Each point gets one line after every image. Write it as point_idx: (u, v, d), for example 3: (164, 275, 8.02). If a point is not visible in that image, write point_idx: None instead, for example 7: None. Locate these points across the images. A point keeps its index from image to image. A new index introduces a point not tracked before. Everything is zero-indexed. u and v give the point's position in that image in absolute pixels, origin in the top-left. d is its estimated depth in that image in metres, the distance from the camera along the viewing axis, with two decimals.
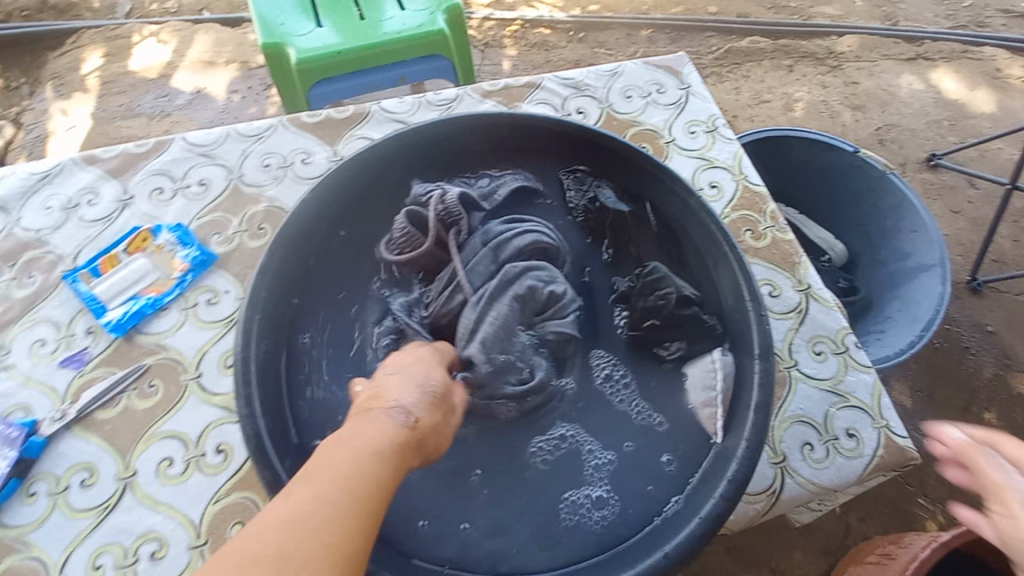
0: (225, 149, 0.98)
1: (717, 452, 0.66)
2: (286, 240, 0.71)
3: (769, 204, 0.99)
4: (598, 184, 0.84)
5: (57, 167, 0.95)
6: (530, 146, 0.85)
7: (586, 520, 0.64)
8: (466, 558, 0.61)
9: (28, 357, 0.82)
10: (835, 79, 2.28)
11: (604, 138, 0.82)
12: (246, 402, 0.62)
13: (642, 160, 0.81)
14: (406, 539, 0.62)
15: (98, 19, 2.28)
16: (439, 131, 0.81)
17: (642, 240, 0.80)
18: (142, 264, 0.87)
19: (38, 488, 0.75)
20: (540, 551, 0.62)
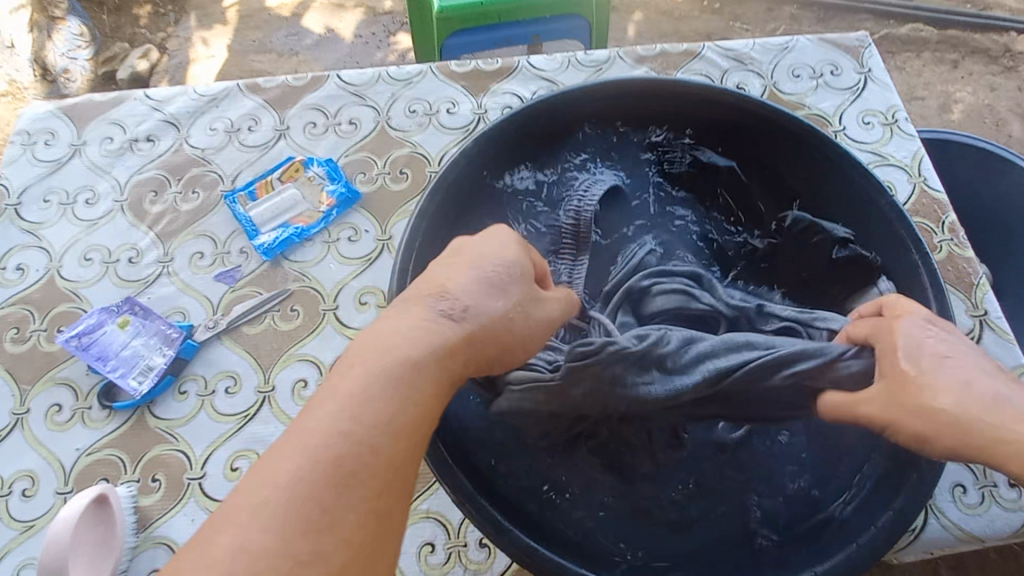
0: (375, 90, 1.00)
1: (877, 478, 0.61)
2: (443, 187, 0.71)
3: (949, 215, 0.87)
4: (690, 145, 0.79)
5: (225, 92, 1.00)
6: (696, 118, 0.79)
7: (724, 521, 0.61)
8: (594, 535, 0.60)
9: (188, 266, 0.88)
10: (1008, 81, 1.99)
11: (775, 114, 0.74)
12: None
13: (817, 141, 0.73)
14: (533, 503, 0.61)
15: None
16: (596, 96, 0.78)
17: (760, 197, 0.76)
18: (294, 193, 0.91)
19: (189, 388, 0.81)
20: (670, 542, 0.60)
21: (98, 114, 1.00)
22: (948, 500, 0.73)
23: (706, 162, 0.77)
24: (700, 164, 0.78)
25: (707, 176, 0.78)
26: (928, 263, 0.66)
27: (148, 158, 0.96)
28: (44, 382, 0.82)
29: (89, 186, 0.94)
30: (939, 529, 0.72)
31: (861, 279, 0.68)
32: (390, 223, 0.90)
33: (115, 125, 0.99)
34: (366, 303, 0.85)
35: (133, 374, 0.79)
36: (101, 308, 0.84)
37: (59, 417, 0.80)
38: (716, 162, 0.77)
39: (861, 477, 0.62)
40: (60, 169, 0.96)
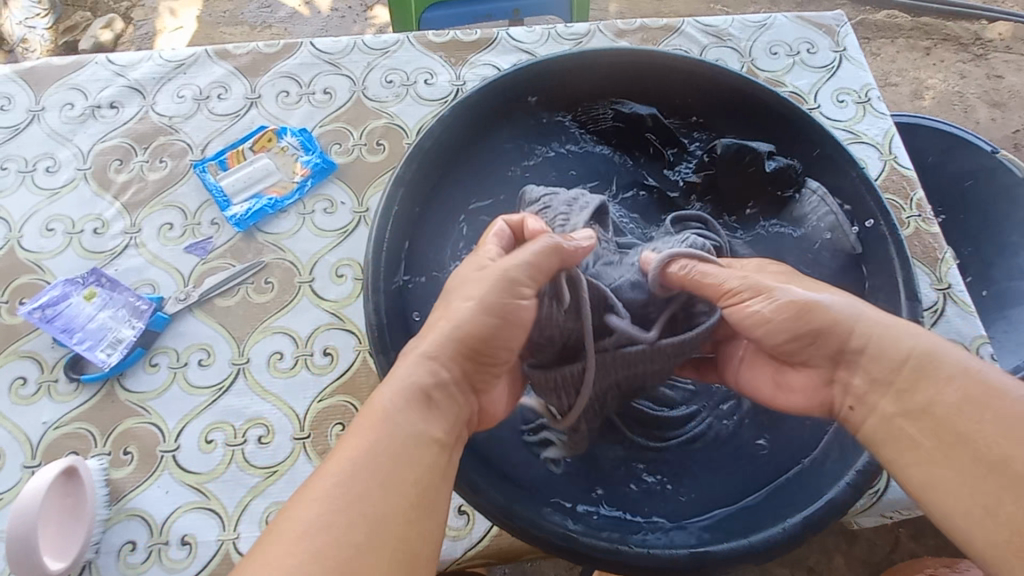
0: (351, 60, 0.97)
1: (839, 441, 0.63)
2: (421, 154, 0.70)
3: (916, 192, 0.90)
4: (597, 106, 0.79)
5: (193, 58, 0.97)
6: (672, 86, 0.79)
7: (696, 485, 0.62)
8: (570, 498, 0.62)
9: (157, 238, 0.85)
10: (979, 69, 2.04)
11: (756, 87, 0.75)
12: (375, 309, 0.62)
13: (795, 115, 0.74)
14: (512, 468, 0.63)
15: None
16: (581, 62, 0.77)
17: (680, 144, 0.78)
18: (267, 163, 0.89)
19: (160, 360, 0.79)
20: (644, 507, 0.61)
21: (59, 79, 0.95)
22: None
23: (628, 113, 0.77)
24: (624, 118, 0.78)
25: (634, 128, 0.78)
26: (894, 230, 0.68)
27: (112, 125, 0.92)
28: (7, 355, 0.79)
29: (50, 153, 0.90)
30: (898, 489, 0.73)
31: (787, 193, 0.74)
32: (366, 195, 0.88)
33: (76, 91, 0.94)
34: (343, 276, 0.84)
35: (102, 347, 0.77)
36: (66, 280, 0.81)
37: (23, 390, 0.77)
38: (641, 112, 0.77)
39: (829, 440, 0.64)
40: (19, 135, 0.92)
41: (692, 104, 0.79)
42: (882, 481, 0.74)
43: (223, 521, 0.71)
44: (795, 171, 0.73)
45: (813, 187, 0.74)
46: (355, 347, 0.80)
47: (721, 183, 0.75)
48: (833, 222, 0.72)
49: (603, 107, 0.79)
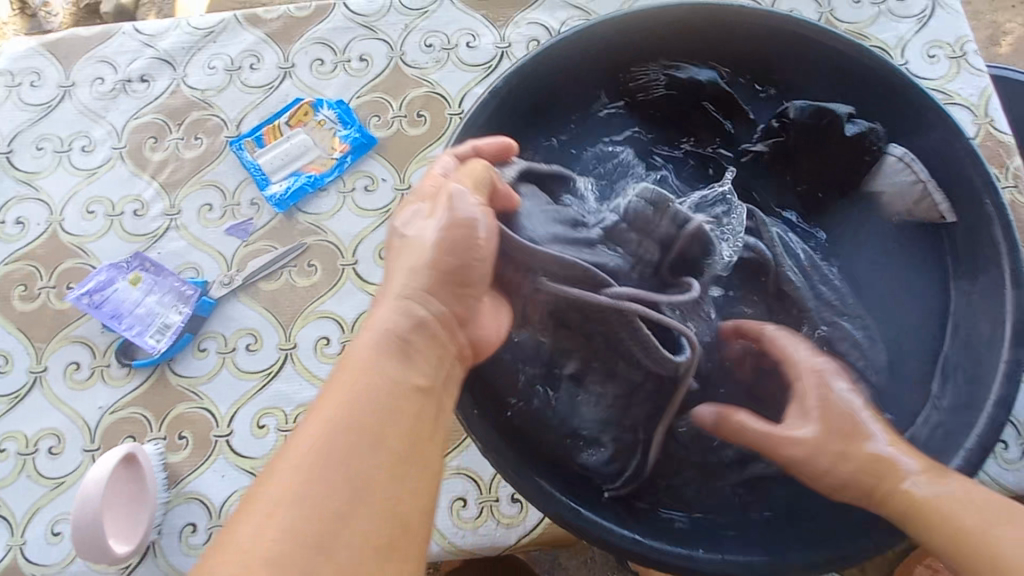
0: (387, 22, 0.90)
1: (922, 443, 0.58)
2: (470, 131, 0.63)
3: (1015, 159, 0.81)
4: (649, 69, 0.73)
5: (221, 25, 0.91)
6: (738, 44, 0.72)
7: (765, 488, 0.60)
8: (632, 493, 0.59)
9: (197, 219, 0.83)
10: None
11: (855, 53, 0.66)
12: None
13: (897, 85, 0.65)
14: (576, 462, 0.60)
15: None
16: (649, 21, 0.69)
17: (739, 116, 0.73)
18: (304, 139, 0.84)
19: (208, 345, 0.78)
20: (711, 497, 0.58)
21: (86, 52, 0.92)
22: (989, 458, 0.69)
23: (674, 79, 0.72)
24: (681, 86, 0.72)
25: (690, 93, 0.72)
26: (1006, 213, 0.59)
27: (144, 101, 0.89)
28: (59, 340, 0.79)
29: (84, 131, 0.88)
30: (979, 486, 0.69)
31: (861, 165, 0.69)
32: (408, 170, 0.84)
33: (106, 65, 0.91)
34: None
35: (151, 332, 0.76)
36: (110, 265, 0.80)
37: (78, 375, 0.77)
38: (700, 78, 0.72)
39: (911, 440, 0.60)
40: (51, 114, 0.89)
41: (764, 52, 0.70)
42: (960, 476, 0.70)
43: None
44: (877, 135, 0.67)
45: (898, 153, 0.67)
46: None
47: (790, 152, 0.70)
48: (922, 192, 0.65)
49: (657, 70, 0.73)
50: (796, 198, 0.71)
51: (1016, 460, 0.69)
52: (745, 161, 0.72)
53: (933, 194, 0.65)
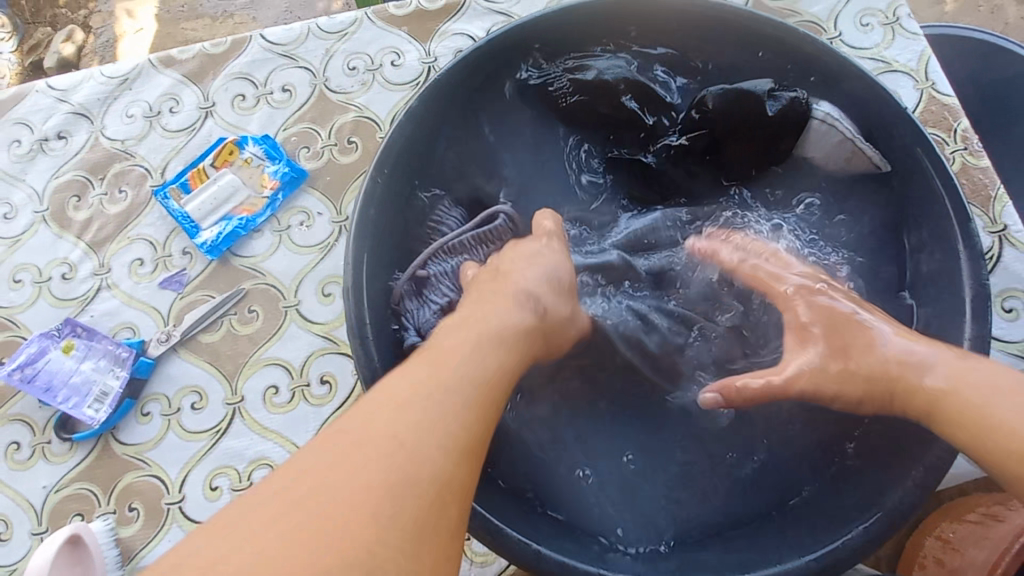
0: (307, 49, 0.87)
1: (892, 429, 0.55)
2: (392, 150, 0.62)
3: (962, 121, 0.79)
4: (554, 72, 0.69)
5: (136, 70, 0.88)
6: (701, 39, 0.68)
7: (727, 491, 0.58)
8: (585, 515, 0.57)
9: (129, 276, 0.79)
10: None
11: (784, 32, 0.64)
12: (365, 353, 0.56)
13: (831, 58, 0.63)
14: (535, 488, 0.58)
15: None
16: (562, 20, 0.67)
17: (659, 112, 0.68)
18: (232, 179, 0.81)
19: (151, 409, 0.74)
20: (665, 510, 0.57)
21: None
22: None
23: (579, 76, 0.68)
24: (587, 86, 0.67)
25: (602, 93, 0.67)
26: (946, 182, 0.58)
27: (63, 158, 0.85)
28: None
29: (3, 198, 0.84)
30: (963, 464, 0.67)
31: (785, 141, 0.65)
32: (344, 201, 0.80)
33: (20, 125, 0.87)
34: (330, 294, 0.77)
35: (89, 403, 0.73)
36: (40, 334, 0.76)
37: (19, 455, 0.74)
38: (605, 76, 0.66)
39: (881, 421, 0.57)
40: None
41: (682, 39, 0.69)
42: None
43: None
44: (801, 101, 0.63)
45: (820, 115, 0.63)
46: (353, 372, 0.74)
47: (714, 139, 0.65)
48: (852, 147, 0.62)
49: (560, 73, 0.68)
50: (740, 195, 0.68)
51: None
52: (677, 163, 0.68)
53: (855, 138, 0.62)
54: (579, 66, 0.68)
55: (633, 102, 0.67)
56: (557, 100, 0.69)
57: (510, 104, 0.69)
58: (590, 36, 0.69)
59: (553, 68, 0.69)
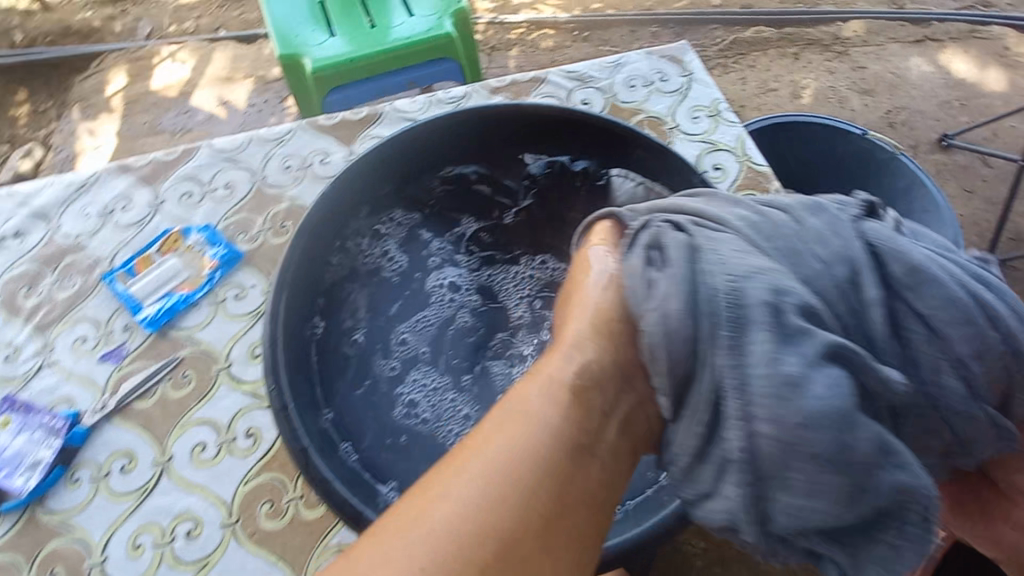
0: (248, 153, 1.03)
1: None
2: (310, 228, 0.73)
3: (773, 184, 1.01)
4: (427, 179, 0.84)
5: (93, 176, 1.01)
6: (542, 138, 0.84)
7: None
8: None
9: (71, 353, 0.87)
10: (819, 74, 2.51)
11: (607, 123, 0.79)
12: (280, 399, 0.63)
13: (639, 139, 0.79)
14: None
15: (139, 49, 2.61)
16: (449, 122, 0.81)
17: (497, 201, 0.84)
18: (174, 263, 0.92)
19: (82, 475, 0.79)
20: None
21: None
22: None
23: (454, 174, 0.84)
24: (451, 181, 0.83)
25: (462, 186, 0.83)
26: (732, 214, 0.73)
27: (18, 254, 0.95)
28: None
29: None
30: None
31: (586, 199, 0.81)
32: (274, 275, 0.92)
33: None
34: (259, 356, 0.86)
35: (20, 472, 0.77)
36: None
37: None
38: (464, 171, 0.83)
39: None
40: None
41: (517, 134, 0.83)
42: None
43: None
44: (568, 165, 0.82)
45: (617, 171, 0.81)
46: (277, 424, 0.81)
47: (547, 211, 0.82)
48: (644, 188, 0.81)
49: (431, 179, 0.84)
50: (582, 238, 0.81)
51: None
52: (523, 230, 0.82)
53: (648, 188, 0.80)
54: (450, 167, 0.84)
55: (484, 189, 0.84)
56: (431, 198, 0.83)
57: (409, 194, 0.83)
58: (461, 141, 0.83)
59: (429, 176, 0.84)
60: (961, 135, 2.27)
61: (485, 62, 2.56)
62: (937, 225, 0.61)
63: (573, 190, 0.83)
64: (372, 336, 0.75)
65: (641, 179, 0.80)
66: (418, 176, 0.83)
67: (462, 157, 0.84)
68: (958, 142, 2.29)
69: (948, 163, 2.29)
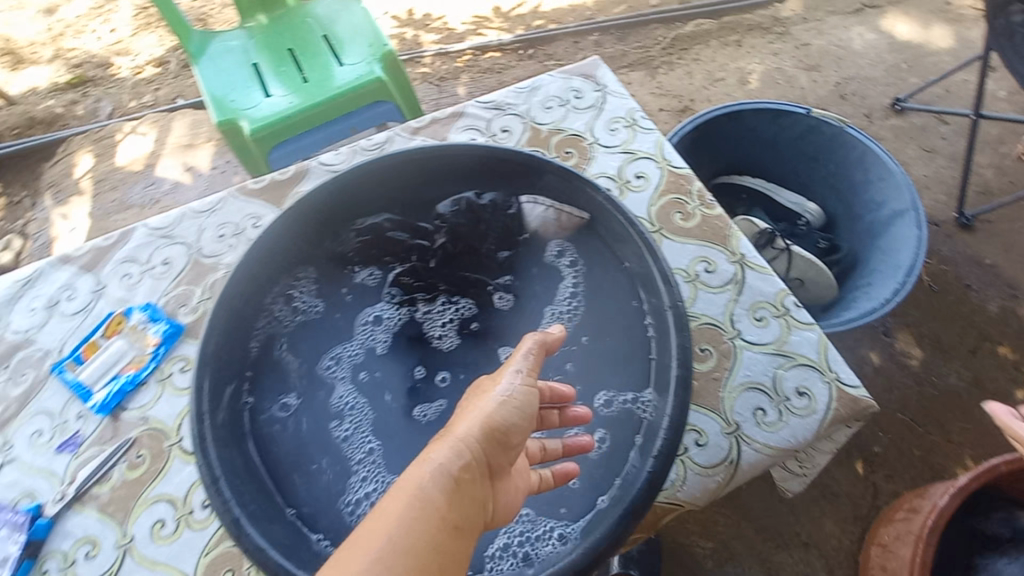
0: (183, 227, 1.06)
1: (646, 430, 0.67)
2: (228, 298, 0.74)
3: (694, 185, 1.03)
4: (344, 234, 0.85)
5: (37, 272, 1.04)
6: (450, 176, 0.85)
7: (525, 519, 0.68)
8: None
9: (30, 447, 0.89)
10: (764, 58, 2.54)
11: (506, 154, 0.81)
12: (209, 472, 0.63)
13: (539, 165, 0.80)
14: None
15: (101, 128, 2.67)
16: (361, 173, 0.81)
17: (414, 245, 0.86)
18: (120, 345, 0.95)
19: (49, 566, 0.81)
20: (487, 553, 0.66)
21: None
22: (754, 426, 0.81)
23: (369, 227, 0.85)
24: (369, 230, 0.85)
25: (377, 235, 0.85)
26: (635, 228, 0.76)
27: None
28: None
29: None
30: (754, 453, 0.80)
31: (501, 235, 0.86)
32: None
33: None
34: None
35: None
36: None
37: None
38: (376, 221, 0.85)
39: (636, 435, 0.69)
40: None
41: (426, 173, 0.84)
42: (735, 450, 0.80)
43: None
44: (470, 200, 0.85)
45: (524, 199, 0.85)
46: None
47: (459, 250, 0.85)
48: (554, 211, 0.84)
49: (348, 236, 0.86)
50: (498, 267, 0.85)
51: (774, 420, 0.82)
52: (448, 270, 0.85)
53: (555, 208, 0.84)
54: (364, 219, 0.86)
55: (402, 233, 0.85)
56: (348, 250, 0.86)
57: (330, 249, 0.85)
58: (375, 190, 0.84)
59: (346, 232, 0.85)
60: (912, 97, 2.29)
61: (437, 92, 2.61)
62: (813, 205, 1.75)
63: (484, 225, 0.85)
64: (301, 389, 0.78)
65: (547, 201, 0.84)
66: (335, 233, 0.85)
67: (375, 206, 0.86)
68: (910, 103, 2.31)
69: (903, 125, 2.30)
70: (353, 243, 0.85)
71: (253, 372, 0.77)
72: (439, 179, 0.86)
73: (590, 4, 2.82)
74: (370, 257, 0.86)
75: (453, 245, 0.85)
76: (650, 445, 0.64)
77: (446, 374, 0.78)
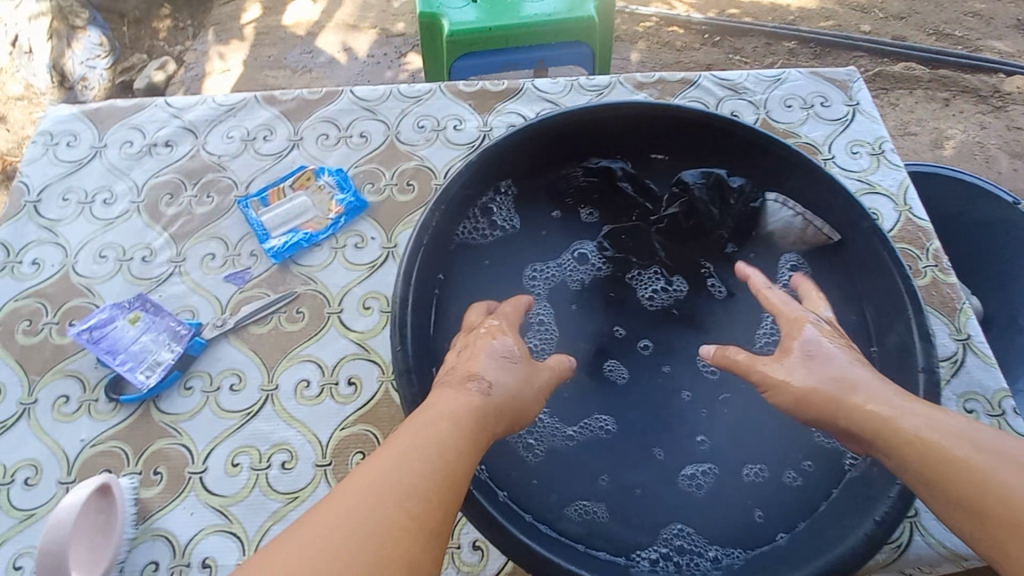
0: (387, 106, 1.04)
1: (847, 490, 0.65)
2: (453, 192, 0.73)
3: (932, 243, 0.93)
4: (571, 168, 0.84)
5: (242, 103, 1.04)
6: (696, 143, 0.82)
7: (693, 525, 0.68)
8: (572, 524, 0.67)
9: (200, 266, 0.91)
10: (967, 127, 2.28)
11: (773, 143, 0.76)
12: (403, 358, 0.64)
13: (802, 163, 0.75)
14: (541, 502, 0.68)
15: None
16: (614, 110, 0.78)
17: (640, 203, 0.84)
18: (305, 200, 0.94)
19: (194, 384, 0.83)
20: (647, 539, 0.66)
21: (121, 120, 1.04)
22: (932, 518, 0.74)
23: (602, 167, 0.83)
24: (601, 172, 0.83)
25: (607, 181, 0.84)
26: (899, 267, 0.69)
27: (167, 162, 1.00)
28: (53, 373, 0.84)
29: (108, 187, 0.98)
30: (925, 546, 0.73)
31: (734, 224, 0.82)
32: (395, 231, 0.93)
33: (135, 131, 1.03)
34: (369, 308, 0.88)
35: (141, 369, 0.82)
36: (113, 304, 0.86)
37: (66, 408, 0.82)
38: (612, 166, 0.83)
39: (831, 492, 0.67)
40: (81, 169, 0.99)
41: (676, 131, 0.81)
42: (905, 534, 0.73)
43: (244, 544, 0.74)
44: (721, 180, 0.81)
45: (774, 197, 0.80)
46: (378, 378, 0.83)
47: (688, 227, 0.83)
48: (804, 221, 0.79)
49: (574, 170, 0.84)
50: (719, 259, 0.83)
51: None
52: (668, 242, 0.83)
53: (805, 217, 0.78)
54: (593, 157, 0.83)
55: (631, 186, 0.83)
56: (571, 187, 0.85)
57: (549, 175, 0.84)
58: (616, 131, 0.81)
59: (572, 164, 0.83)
60: None
61: None
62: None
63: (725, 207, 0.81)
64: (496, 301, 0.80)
65: (801, 209, 0.79)
66: (561, 161, 0.83)
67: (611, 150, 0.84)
68: None
69: None
70: (579, 177, 0.84)
71: (450, 266, 0.78)
72: (691, 141, 0.82)
73: (795, 8, 2.58)
74: (590, 198, 0.86)
75: (683, 216, 0.83)
76: (859, 511, 0.60)
77: (650, 343, 0.78)
